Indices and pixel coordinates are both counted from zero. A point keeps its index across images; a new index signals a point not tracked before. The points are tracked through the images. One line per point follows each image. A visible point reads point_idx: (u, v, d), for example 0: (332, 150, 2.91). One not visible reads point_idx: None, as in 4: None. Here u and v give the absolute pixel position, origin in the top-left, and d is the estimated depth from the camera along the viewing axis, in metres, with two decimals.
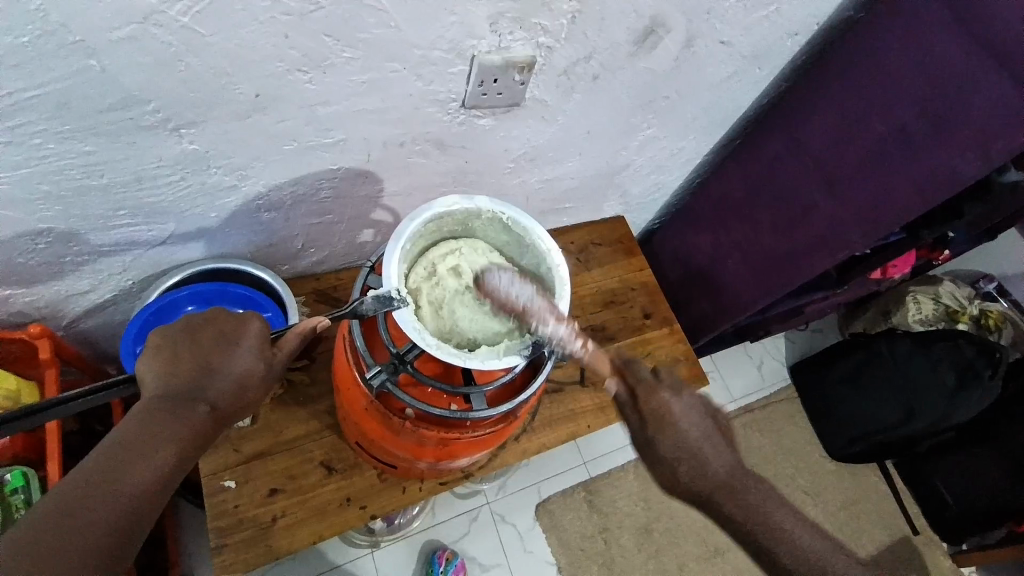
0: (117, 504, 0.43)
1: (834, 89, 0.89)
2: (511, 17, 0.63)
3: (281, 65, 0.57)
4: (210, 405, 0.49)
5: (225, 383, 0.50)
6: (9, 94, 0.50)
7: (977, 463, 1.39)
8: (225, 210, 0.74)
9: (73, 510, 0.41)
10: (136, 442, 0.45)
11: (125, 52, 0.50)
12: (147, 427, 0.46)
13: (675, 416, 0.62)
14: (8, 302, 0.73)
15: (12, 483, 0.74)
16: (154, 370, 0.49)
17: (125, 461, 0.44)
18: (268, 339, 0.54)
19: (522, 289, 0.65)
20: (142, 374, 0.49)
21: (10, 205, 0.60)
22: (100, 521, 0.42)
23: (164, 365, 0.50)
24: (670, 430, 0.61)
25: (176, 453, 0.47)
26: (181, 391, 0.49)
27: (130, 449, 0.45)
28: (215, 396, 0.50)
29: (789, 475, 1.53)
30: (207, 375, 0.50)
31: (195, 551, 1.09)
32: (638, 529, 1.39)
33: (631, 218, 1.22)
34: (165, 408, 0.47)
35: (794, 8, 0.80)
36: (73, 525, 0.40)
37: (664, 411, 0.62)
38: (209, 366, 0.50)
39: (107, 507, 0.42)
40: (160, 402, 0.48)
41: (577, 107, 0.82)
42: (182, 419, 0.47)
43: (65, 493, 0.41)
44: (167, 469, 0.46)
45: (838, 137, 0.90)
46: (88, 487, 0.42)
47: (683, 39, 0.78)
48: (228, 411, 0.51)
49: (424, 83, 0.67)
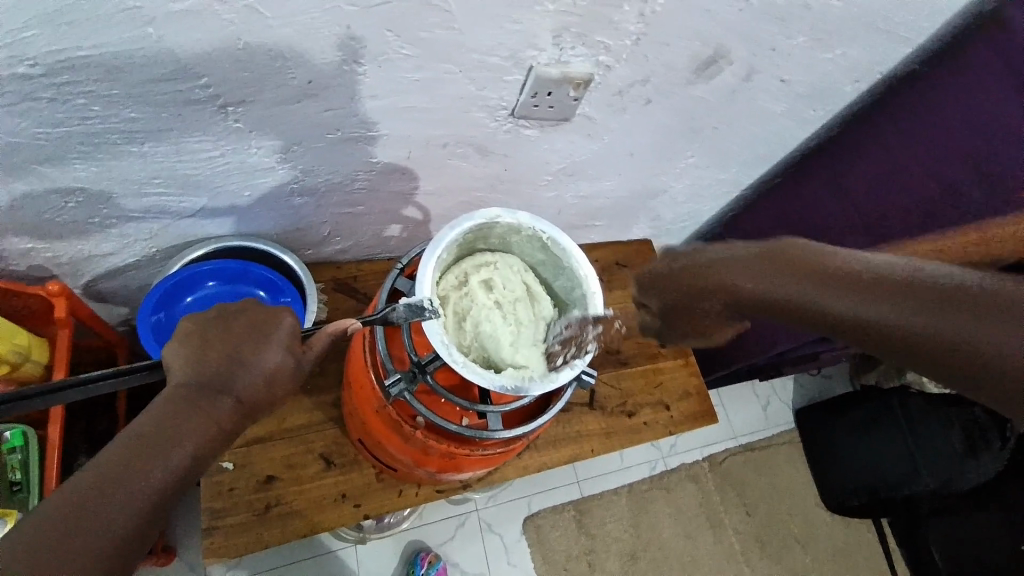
0: (132, 504, 0.39)
1: (886, 139, 0.88)
2: (574, 32, 0.61)
3: (339, 54, 0.56)
4: (236, 400, 0.45)
5: (252, 378, 0.46)
6: (61, 51, 0.49)
7: (970, 520, 1.30)
8: (259, 190, 0.73)
9: (84, 510, 0.38)
10: (154, 437, 0.41)
11: (183, 24, 0.49)
12: (167, 424, 0.42)
13: (705, 262, 0.68)
14: (30, 256, 0.72)
15: (11, 442, 0.71)
16: (181, 358, 0.45)
17: (141, 458, 0.40)
18: (299, 335, 0.50)
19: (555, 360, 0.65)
20: (167, 362, 0.45)
21: (45, 161, 0.59)
22: (112, 523, 0.38)
23: (192, 353, 0.45)
24: (713, 276, 0.67)
25: (198, 449, 0.43)
26: (206, 383, 0.44)
27: (148, 445, 0.41)
28: (241, 389, 0.45)
29: (781, 521, 1.52)
30: (234, 366, 0.45)
31: (181, 521, 1.08)
32: (625, 556, 1.37)
33: (657, 241, 1.20)
34: (187, 400, 0.43)
35: (861, 54, 0.78)
36: (80, 525, 0.37)
37: (696, 267, 0.69)
38: (237, 357, 0.46)
39: (121, 508, 0.39)
40: (183, 393, 0.43)
41: (623, 126, 0.80)
42: (205, 413, 0.43)
43: (75, 491, 0.38)
44: (187, 467, 0.42)
45: (885, 188, 0.91)
46: (102, 484, 0.39)
47: (744, 72, 0.76)
48: (252, 408, 0.46)
49: (476, 87, 0.65)
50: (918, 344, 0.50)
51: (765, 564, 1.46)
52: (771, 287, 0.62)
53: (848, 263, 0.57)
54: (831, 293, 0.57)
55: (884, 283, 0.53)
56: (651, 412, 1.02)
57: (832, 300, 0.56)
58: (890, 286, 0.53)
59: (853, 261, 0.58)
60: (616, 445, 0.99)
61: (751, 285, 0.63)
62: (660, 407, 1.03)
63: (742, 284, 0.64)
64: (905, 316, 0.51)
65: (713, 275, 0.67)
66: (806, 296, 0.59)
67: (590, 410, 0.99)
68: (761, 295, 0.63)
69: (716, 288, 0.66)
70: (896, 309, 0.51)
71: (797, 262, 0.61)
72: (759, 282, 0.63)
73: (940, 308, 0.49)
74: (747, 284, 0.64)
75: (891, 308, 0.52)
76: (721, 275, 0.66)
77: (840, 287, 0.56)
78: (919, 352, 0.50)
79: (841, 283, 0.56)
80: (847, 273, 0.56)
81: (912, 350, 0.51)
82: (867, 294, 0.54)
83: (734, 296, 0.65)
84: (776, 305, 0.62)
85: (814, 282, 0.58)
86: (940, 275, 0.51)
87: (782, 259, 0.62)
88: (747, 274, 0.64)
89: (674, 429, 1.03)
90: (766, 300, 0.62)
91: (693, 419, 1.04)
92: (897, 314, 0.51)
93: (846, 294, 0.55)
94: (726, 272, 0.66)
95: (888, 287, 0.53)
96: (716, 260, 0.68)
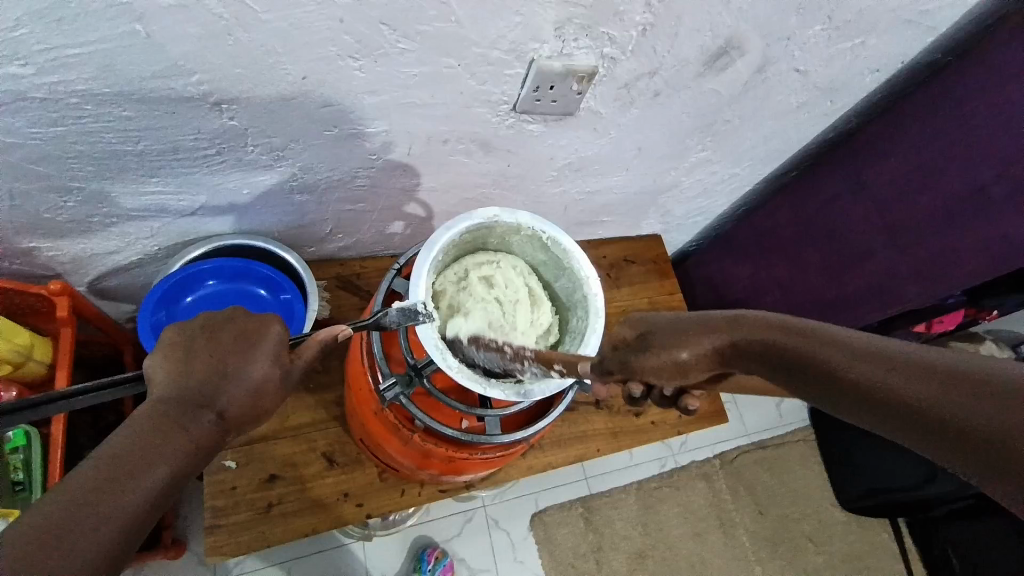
0: (111, 525, 0.36)
1: (907, 133, 0.84)
2: (578, 23, 0.59)
3: (333, 49, 0.54)
4: (219, 413, 0.44)
5: (238, 392, 0.45)
6: (50, 50, 0.48)
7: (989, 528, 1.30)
8: (258, 187, 0.72)
9: (58, 537, 0.34)
10: (134, 454, 0.39)
11: (172, 19, 0.48)
12: (149, 438, 0.40)
13: (674, 319, 0.47)
14: (34, 254, 0.72)
15: (13, 441, 0.72)
16: (164, 370, 0.44)
17: (123, 475, 0.38)
18: (287, 345, 0.49)
19: (479, 357, 0.61)
20: (150, 373, 0.44)
21: (41, 160, 0.58)
22: (88, 548, 0.35)
23: (177, 363, 0.45)
24: (666, 329, 0.47)
25: (179, 466, 0.41)
26: (189, 397, 0.43)
27: (129, 459, 0.39)
28: (226, 403, 0.44)
29: (794, 521, 1.49)
30: (219, 380, 0.45)
31: (190, 515, 1.09)
32: (633, 554, 1.36)
33: (668, 237, 1.17)
34: (169, 414, 0.42)
35: (880, 42, 0.75)
36: (56, 551, 0.34)
37: (653, 324, 0.48)
38: (223, 371, 0.45)
39: (100, 529, 0.36)
40: (167, 406, 0.42)
41: (632, 121, 0.78)
42: (188, 427, 0.42)
43: (51, 513, 0.35)
44: (168, 485, 0.40)
45: (904, 186, 0.86)
46: (80, 505, 0.36)
47: (758, 63, 0.72)
48: (237, 422, 0.45)
49: (477, 82, 0.63)
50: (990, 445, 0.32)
51: (776, 564, 1.44)
52: (742, 340, 0.43)
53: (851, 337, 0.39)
54: (819, 352, 0.39)
55: (869, 354, 0.38)
56: (660, 412, 1.00)
57: (857, 363, 0.38)
58: (880, 360, 0.37)
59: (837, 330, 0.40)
60: (623, 445, 0.97)
61: (762, 332, 0.43)
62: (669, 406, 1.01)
63: (705, 343, 0.44)
64: (899, 386, 0.35)
65: (668, 325, 0.47)
66: (823, 354, 0.39)
67: (596, 410, 0.97)
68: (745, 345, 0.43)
69: (709, 331, 0.45)
70: (886, 379, 0.36)
71: (785, 325, 0.42)
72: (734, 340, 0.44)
73: (949, 388, 0.34)
74: (714, 339, 0.44)
75: (943, 392, 0.34)
76: (680, 331, 0.46)
77: (842, 344, 0.39)
78: (1001, 464, 0.31)
79: (846, 344, 0.39)
80: (845, 338, 0.39)
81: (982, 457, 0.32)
82: (851, 357, 0.38)
83: (728, 343, 0.44)
84: (762, 359, 0.42)
85: (837, 343, 0.39)
86: (946, 360, 0.35)
87: (789, 334, 0.42)
88: (732, 328, 0.44)
89: (683, 429, 1.01)
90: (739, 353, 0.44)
91: (703, 420, 1.02)
92: (887, 384, 0.36)
93: (878, 362, 0.37)
94: (683, 329, 0.46)
95: (871, 358, 0.37)
96: (688, 318, 0.46)
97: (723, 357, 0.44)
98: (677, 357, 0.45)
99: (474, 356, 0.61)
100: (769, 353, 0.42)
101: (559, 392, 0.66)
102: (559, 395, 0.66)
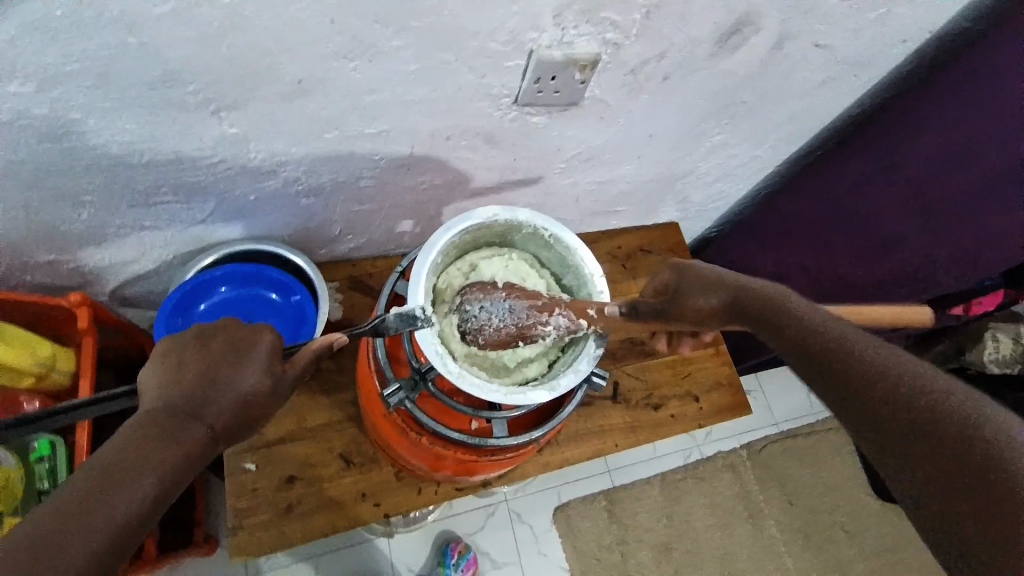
0: (94, 538, 0.37)
1: (942, 107, 0.78)
2: (577, 9, 0.56)
3: (328, 50, 0.54)
4: (210, 426, 0.44)
5: (225, 401, 0.45)
6: (47, 67, 0.48)
7: None
8: (264, 193, 0.72)
9: (47, 547, 0.35)
10: (124, 464, 0.40)
11: (162, 30, 0.48)
12: (136, 449, 0.40)
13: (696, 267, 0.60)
14: (54, 266, 0.74)
15: (39, 451, 0.75)
16: (156, 380, 0.45)
17: (110, 488, 0.38)
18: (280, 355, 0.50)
19: (499, 306, 0.62)
20: (144, 384, 0.45)
21: (51, 176, 0.60)
22: (69, 562, 0.35)
23: (168, 376, 0.45)
24: (687, 274, 0.60)
25: (169, 475, 0.41)
26: (178, 407, 0.43)
27: (118, 471, 0.39)
28: (215, 412, 0.44)
29: (826, 511, 1.45)
30: (207, 390, 0.45)
31: (219, 512, 1.12)
32: (659, 546, 1.35)
33: (686, 224, 1.14)
34: (157, 425, 0.42)
35: (905, 11, 0.70)
36: (37, 564, 0.34)
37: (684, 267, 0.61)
38: (211, 379, 0.45)
39: (82, 543, 0.36)
40: (155, 417, 0.43)
41: (642, 107, 0.75)
42: (176, 439, 0.42)
43: (34, 528, 0.36)
44: (156, 495, 0.40)
45: (942, 162, 0.81)
46: (68, 519, 0.37)
47: (773, 39, 0.69)
48: (228, 432, 0.45)
49: (476, 76, 0.62)
50: (930, 433, 0.41)
51: (808, 556, 1.41)
52: (745, 292, 0.56)
53: (815, 319, 0.51)
54: (789, 327, 0.52)
55: (819, 334, 0.50)
56: (679, 405, 0.98)
57: (811, 339, 0.50)
58: (827, 340, 0.49)
59: (806, 314, 0.52)
60: (641, 438, 0.95)
61: (757, 300, 0.55)
62: (689, 399, 0.99)
63: (712, 299, 0.58)
64: (833, 361, 0.47)
65: (689, 269, 0.61)
66: (789, 327, 0.52)
67: (614, 404, 0.96)
68: (743, 301, 0.56)
69: (719, 287, 0.58)
70: (825, 355, 0.48)
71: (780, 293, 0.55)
72: (726, 289, 0.57)
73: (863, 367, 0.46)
74: (720, 296, 0.57)
75: (856, 368, 0.46)
76: (700, 284, 0.59)
77: (805, 321, 0.51)
78: (881, 426, 0.43)
79: (808, 321, 0.51)
80: (811, 319, 0.51)
81: (926, 441, 0.41)
82: (807, 333, 0.50)
83: (728, 300, 0.57)
84: (755, 321, 0.55)
85: (817, 334, 0.50)
86: (870, 348, 0.47)
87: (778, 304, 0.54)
88: (749, 280, 0.57)
89: (704, 422, 0.98)
90: (739, 304, 0.56)
91: (724, 412, 1.00)
92: (827, 358, 0.48)
93: (827, 342, 0.49)
94: (700, 280, 0.59)
95: (819, 336, 0.49)
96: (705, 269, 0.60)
97: (724, 312, 0.57)
98: (695, 303, 0.58)
99: (494, 304, 0.62)
100: (761, 306, 0.54)
101: (566, 396, 0.66)
102: (566, 397, 0.66)
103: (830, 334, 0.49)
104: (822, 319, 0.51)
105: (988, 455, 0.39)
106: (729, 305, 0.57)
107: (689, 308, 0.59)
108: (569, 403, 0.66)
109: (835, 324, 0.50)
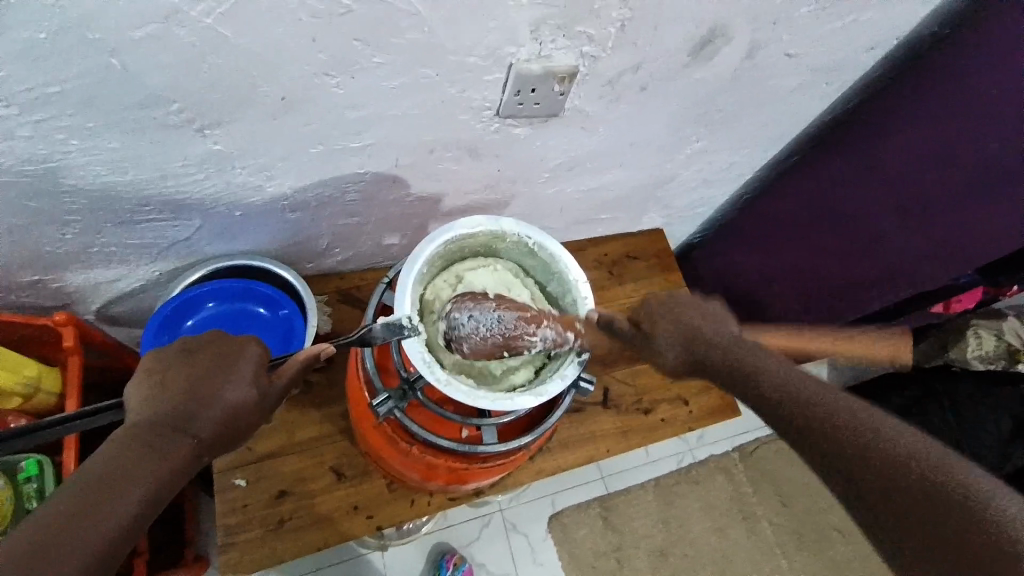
0: (89, 541, 0.36)
1: (911, 111, 0.81)
2: (553, 24, 0.58)
3: (310, 68, 0.55)
4: (198, 435, 0.45)
5: (213, 412, 0.46)
6: (30, 89, 0.49)
7: None
8: (250, 208, 0.73)
9: (45, 550, 0.35)
10: (116, 472, 0.40)
11: (145, 51, 0.48)
12: (127, 458, 0.41)
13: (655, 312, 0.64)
14: (39, 286, 0.74)
15: (27, 471, 0.75)
16: (141, 395, 0.46)
17: (104, 494, 0.38)
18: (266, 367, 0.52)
19: (488, 316, 0.61)
20: (129, 400, 0.46)
21: (36, 196, 0.60)
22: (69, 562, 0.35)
23: (152, 391, 0.46)
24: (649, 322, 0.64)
25: (160, 482, 0.41)
26: (166, 418, 0.44)
27: (111, 478, 0.39)
28: (204, 422, 0.45)
29: (820, 511, 1.46)
30: (195, 401, 0.45)
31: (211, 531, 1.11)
32: (654, 551, 1.35)
33: (671, 229, 1.16)
34: (147, 436, 0.43)
35: (871, 20, 0.73)
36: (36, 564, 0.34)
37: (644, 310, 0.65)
38: (199, 391, 0.46)
39: (80, 545, 0.36)
40: (144, 429, 0.43)
41: (622, 116, 0.77)
42: (165, 448, 0.43)
43: (29, 533, 0.35)
44: (148, 501, 0.40)
45: (916, 164, 0.83)
46: (64, 523, 0.36)
47: (746, 49, 0.71)
48: (216, 442, 0.46)
49: (457, 89, 0.63)
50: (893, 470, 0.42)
51: (802, 556, 1.41)
52: (703, 344, 0.59)
53: (768, 367, 0.55)
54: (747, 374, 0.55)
55: (769, 377, 0.53)
56: (669, 408, 0.99)
57: (761, 380, 0.53)
58: (775, 382, 0.52)
59: (759, 362, 0.56)
60: (632, 443, 0.96)
61: (716, 353, 0.58)
62: (678, 403, 1.00)
63: (674, 352, 0.60)
64: (779, 398, 0.51)
65: (649, 310, 0.64)
66: (747, 373, 0.55)
67: (604, 410, 0.96)
68: (706, 353, 0.59)
69: (677, 340, 0.61)
70: (774, 393, 0.52)
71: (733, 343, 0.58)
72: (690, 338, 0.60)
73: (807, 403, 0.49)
74: (682, 348, 0.60)
75: (802, 403, 0.49)
76: (663, 327, 0.62)
77: (759, 367, 0.55)
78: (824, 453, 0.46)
79: (761, 367, 0.55)
80: (763, 366, 0.55)
81: (871, 468, 0.43)
82: (757, 375, 0.54)
83: (688, 353, 0.60)
84: (721, 372, 0.57)
85: (776, 379, 0.53)
86: (815, 387, 0.50)
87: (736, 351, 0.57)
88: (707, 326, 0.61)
89: (694, 425, 0.99)
90: (703, 354, 0.59)
91: (714, 415, 1.00)
92: (775, 396, 0.51)
93: (776, 382, 0.53)
94: (661, 322, 0.62)
95: (769, 378, 0.53)
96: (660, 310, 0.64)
97: (687, 365, 0.60)
98: (666, 357, 0.61)
99: (484, 314, 0.61)
100: (724, 362, 0.57)
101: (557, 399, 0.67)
102: (557, 400, 0.67)
103: (779, 377, 0.53)
104: (774, 365, 0.55)
105: (917, 481, 0.41)
106: (693, 361, 0.60)
107: (661, 351, 0.61)
108: (559, 407, 0.66)
109: (787, 371, 0.54)
